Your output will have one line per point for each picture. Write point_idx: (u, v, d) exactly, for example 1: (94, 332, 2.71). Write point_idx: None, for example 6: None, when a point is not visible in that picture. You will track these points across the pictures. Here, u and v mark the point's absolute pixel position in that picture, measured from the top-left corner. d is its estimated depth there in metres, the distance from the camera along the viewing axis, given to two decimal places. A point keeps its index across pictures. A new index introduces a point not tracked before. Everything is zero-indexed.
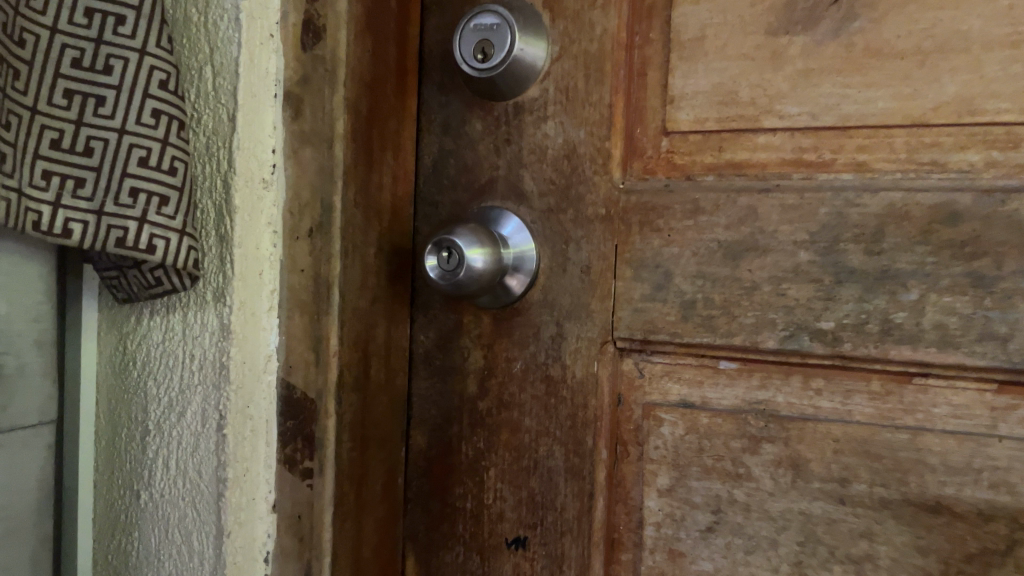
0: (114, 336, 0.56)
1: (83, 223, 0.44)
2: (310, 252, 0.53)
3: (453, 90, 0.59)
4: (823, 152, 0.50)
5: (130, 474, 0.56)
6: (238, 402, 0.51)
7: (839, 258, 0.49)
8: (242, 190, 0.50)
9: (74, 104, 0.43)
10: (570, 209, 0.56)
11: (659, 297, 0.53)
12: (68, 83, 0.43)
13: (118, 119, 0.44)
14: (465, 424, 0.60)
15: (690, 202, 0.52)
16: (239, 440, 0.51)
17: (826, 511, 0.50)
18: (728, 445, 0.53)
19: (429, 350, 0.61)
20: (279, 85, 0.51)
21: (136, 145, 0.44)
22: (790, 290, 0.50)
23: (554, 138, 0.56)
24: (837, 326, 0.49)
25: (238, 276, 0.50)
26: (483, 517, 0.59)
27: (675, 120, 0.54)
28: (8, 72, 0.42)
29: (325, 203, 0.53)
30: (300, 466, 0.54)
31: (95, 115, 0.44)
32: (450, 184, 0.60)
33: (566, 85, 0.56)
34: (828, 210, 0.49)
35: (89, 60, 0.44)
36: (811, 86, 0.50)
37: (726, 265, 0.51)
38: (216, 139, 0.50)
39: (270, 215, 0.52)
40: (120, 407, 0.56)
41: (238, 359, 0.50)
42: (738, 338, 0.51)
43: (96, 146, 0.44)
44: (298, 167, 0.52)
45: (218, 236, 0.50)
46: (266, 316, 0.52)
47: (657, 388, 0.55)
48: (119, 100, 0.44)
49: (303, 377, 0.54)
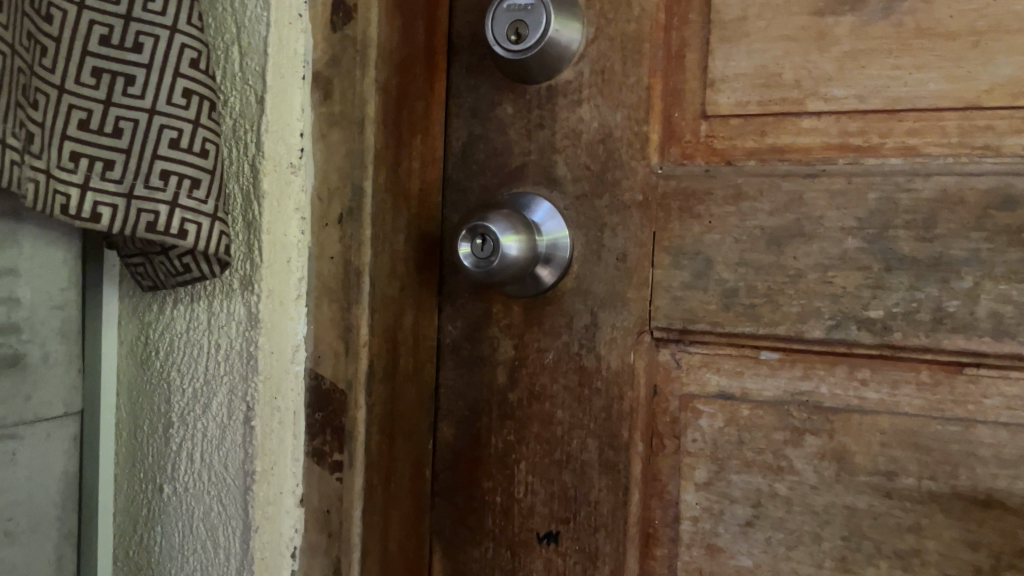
0: (135, 325, 0.54)
1: (112, 207, 0.42)
2: (340, 238, 0.51)
3: (483, 73, 0.58)
4: (870, 136, 0.49)
5: (152, 467, 0.54)
6: (266, 393, 0.49)
7: (888, 244, 0.47)
8: (271, 174, 0.49)
9: (103, 83, 0.42)
10: (605, 195, 0.54)
11: (700, 285, 0.52)
12: (96, 62, 0.42)
13: (148, 99, 0.42)
14: (494, 417, 0.58)
15: (732, 187, 0.51)
16: (266, 432, 0.50)
17: (871, 505, 0.49)
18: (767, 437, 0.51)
19: (457, 341, 0.59)
20: (307, 66, 0.51)
21: (167, 126, 0.42)
22: (837, 278, 0.48)
23: (589, 122, 0.55)
24: (887, 315, 0.47)
25: (267, 264, 0.49)
26: (513, 511, 0.57)
27: (716, 103, 0.52)
28: (36, 48, 0.41)
29: (355, 187, 0.51)
30: (329, 459, 0.52)
31: (124, 95, 0.42)
32: (479, 169, 0.58)
33: (602, 68, 0.54)
34: (877, 195, 0.47)
35: (118, 37, 0.42)
36: (859, 67, 0.49)
37: (770, 251, 0.50)
38: (243, 121, 0.49)
39: (300, 199, 0.51)
40: (142, 398, 0.54)
41: (266, 349, 0.49)
42: (782, 327, 0.50)
43: (125, 127, 0.42)
44: (326, 151, 0.51)
45: (246, 222, 0.49)
46: (294, 305, 0.51)
47: (695, 379, 0.53)
48: (149, 79, 0.42)
49: (332, 367, 0.52)
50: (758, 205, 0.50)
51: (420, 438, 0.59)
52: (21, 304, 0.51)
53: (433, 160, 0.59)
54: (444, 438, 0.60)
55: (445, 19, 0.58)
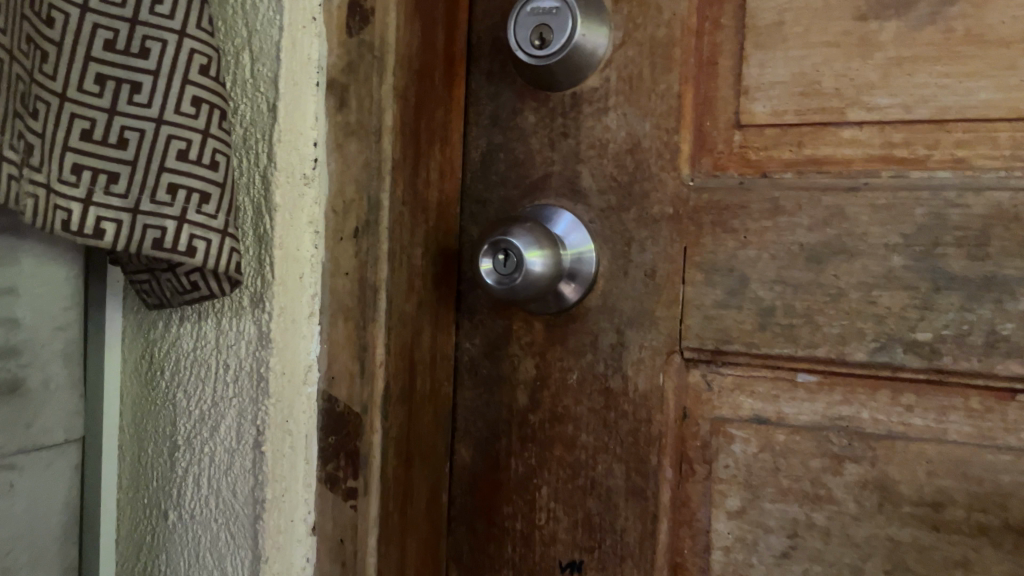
0: (140, 344, 0.52)
1: (116, 222, 0.40)
2: (355, 253, 0.49)
3: (505, 80, 0.55)
4: (916, 148, 0.46)
5: (156, 492, 0.52)
6: (277, 417, 0.47)
7: (937, 262, 0.45)
8: (283, 187, 0.46)
9: (107, 90, 0.39)
10: (633, 208, 0.52)
11: (734, 303, 0.49)
12: (100, 68, 0.39)
13: (155, 108, 0.40)
14: (514, 439, 0.55)
15: (769, 201, 0.48)
16: (277, 457, 0.47)
17: (916, 537, 0.46)
18: (805, 464, 0.48)
19: (476, 359, 0.57)
20: (320, 73, 0.48)
21: (175, 136, 0.40)
22: (881, 297, 0.46)
23: (616, 131, 0.52)
24: (935, 338, 0.45)
25: (278, 281, 0.46)
26: (534, 538, 0.55)
27: (750, 112, 0.50)
28: (36, 54, 0.39)
29: (372, 200, 0.49)
30: (343, 485, 0.49)
31: (130, 103, 0.40)
32: (499, 180, 0.56)
33: (630, 74, 0.52)
34: (925, 211, 0.45)
35: (124, 41, 0.39)
36: (904, 75, 0.46)
37: (809, 269, 0.47)
38: (253, 130, 0.47)
39: (313, 213, 0.48)
40: (147, 420, 0.52)
41: (277, 370, 0.46)
42: (822, 349, 0.47)
43: (130, 137, 0.40)
44: (342, 161, 0.48)
45: (256, 237, 0.47)
46: (307, 322, 0.48)
47: (727, 402, 0.50)
48: (156, 87, 0.40)
49: (346, 389, 0.49)
50: (796, 220, 0.48)
51: (435, 461, 0.56)
52: (21, 323, 0.48)
53: (451, 170, 0.56)
54: (460, 460, 0.58)
55: (465, 24, 0.56)
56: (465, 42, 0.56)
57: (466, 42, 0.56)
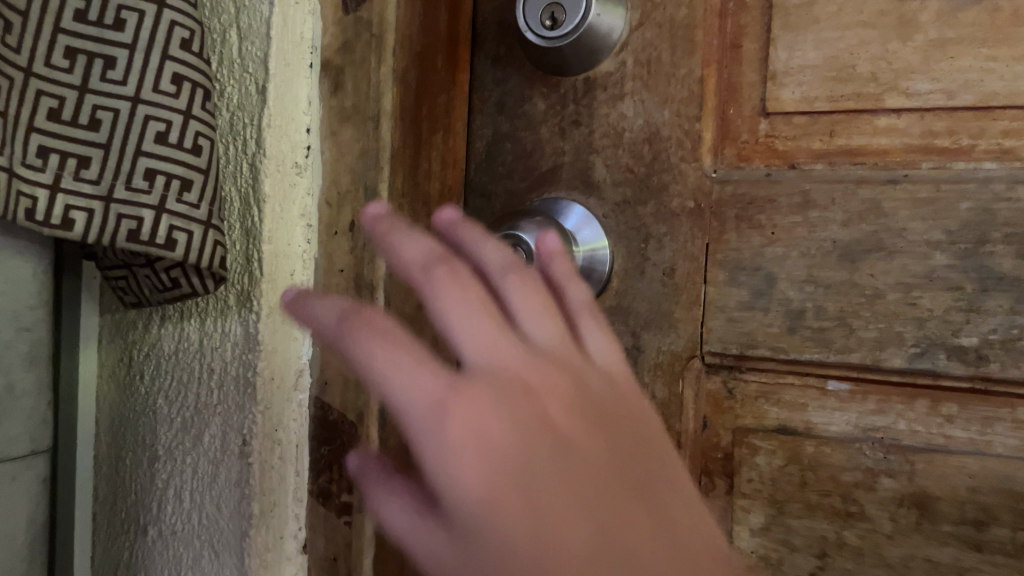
0: (118, 345, 0.48)
1: (87, 212, 0.35)
2: (351, 249, 0.45)
3: (513, 65, 0.51)
4: (960, 137, 0.42)
5: (135, 505, 0.48)
6: (266, 426, 0.43)
7: (984, 261, 0.41)
8: (274, 176, 0.42)
9: (78, 65, 0.36)
10: (650, 201, 0.48)
11: (760, 305, 0.46)
12: (70, 40, 0.36)
13: (131, 86, 0.36)
14: None
15: (798, 194, 0.45)
16: (266, 469, 0.43)
17: (957, 559, 0.42)
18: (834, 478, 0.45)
19: None
20: (314, 54, 0.45)
21: (154, 117, 0.36)
22: (922, 299, 0.42)
23: (632, 119, 0.48)
24: (982, 343, 0.41)
25: (267, 278, 0.42)
26: None
27: (778, 99, 0.46)
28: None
29: (369, 192, 0.45)
30: (336, 501, 0.46)
31: (103, 80, 0.36)
32: (506, 171, 0.52)
33: (648, 58, 0.48)
34: (971, 205, 0.41)
35: (97, 12, 0.36)
36: (946, 58, 0.42)
37: (843, 267, 0.44)
38: (241, 116, 0.42)
39: (305, 204, 0.45)
40: (126, 428, 0.48)
41: (266, 374, 0.43)
42: (856, 355, 0.44)
43: (104, 118, 0.36)
44: (336, 149, 0.45)
45: (244, 231, 0.43)
46: (298, 323, 0.45)
47: (751, 411, 0.47)
48: (132, 62, 0.36)
49: (341, 396, 0.45)
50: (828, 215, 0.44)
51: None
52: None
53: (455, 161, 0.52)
54: None
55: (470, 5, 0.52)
56: (470, 24, 0.52)
57: (471, 24, 0.53)
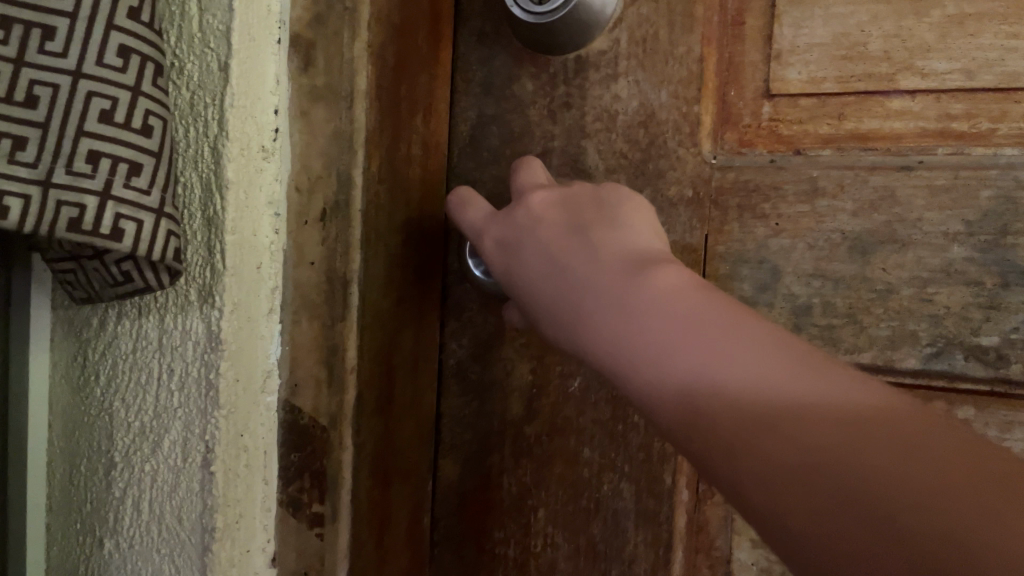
0: (72, 344, 0.45)
1: (23, 198, 0.31)
2: (324, 240, 0.41)
3: (499, 42, 0.48)
4: (980, 121, 0.40)
5: (92, 515, 0.44)
6: (230, 431, 0.38)
7: (1007, 255, 0.38)
8: (237, 160, 0.37)
9: (14, 36, 0.32)
10: (645, 189, 0.45)
11: (763, 301, 0.42)
12: (6, 9, 0.32)
13: (72, 59, 0.33)
14: (507, 454, 0.48)
15: (805, 181, 0.42)
16: (231, 479, 0.39)
17: None
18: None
19: (464, 362, 0.50)
20: (284, 28, 0.38)
21: (98, 93, 0.33)
22: (938, 295, 0.39)
23: (626, 101, 0.45)
24: (1003, 343, 0.38)
25: (231, 272, 0.37)
26: (530, 567, 0.48)
27: (784, 80, 0.43)
28: None
29: (342, 178, 0.41)
30: (307, 511, 0.42)
31: (41, 52, 0.32)
32: (492, 157, 0.48)
33: (644, 35, 0.44)
34: (992, 193, 0.38)
35: None
36: (966, 36, 0.39)
37: (853, 261, 0.41)
38: (203, 94, 0.37)
39: (273, 191, 0.39)
40: (80, 433, 0.44)
41: (230, 377, 0.38)
42: (867, 355, 0.40)
43: (42, 95, 0.32)
44: (308, 132, 0.40)
45: (205, 218, 0.37)
46: (266, 321, 0.39)
47: None
48: (74, 34, 0.33)
49: (312, 400, 0.41)
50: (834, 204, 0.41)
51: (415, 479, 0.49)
52: None
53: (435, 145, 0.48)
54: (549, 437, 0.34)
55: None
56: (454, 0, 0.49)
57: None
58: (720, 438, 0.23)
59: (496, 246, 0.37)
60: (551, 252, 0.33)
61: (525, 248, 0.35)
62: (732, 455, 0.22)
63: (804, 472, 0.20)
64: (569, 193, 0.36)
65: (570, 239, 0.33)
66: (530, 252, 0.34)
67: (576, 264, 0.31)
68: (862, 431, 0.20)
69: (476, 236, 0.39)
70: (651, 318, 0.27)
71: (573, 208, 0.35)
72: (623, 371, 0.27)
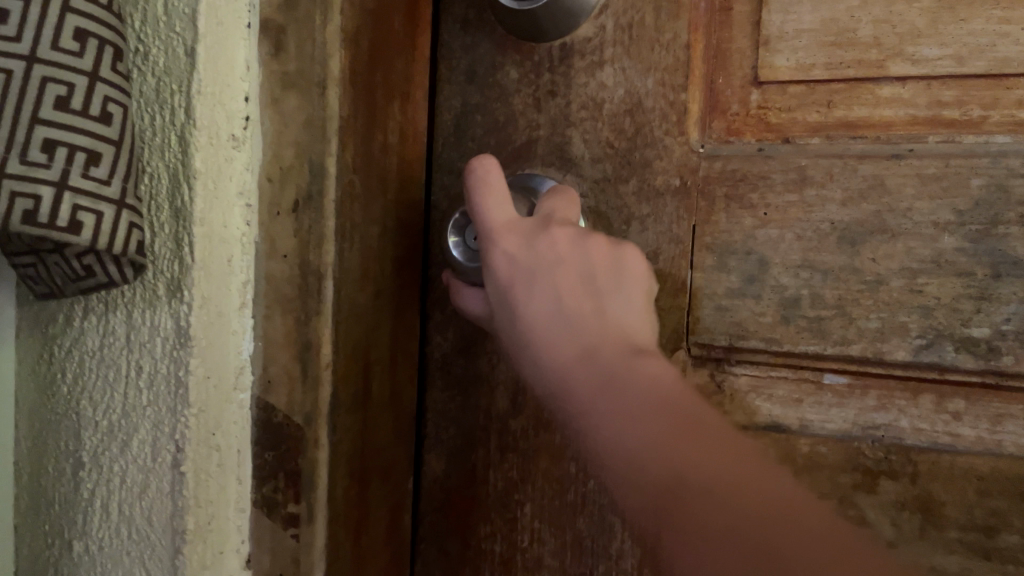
0: (36, 344, 0.44)
1: None
2: (297, 231, 0.40)
3: (483, 29, 0.47)
4: (970, 108, 0.39)
5: (60, 517, 0.44)
6: (200, 431, 0.38)
7: (997, 244, 0.37)
8: (206, 148, 0.37)
9: None
10: (632, 179, 0.44)
11: (751, 292, 0.42)
12: None
13: (25, 42, 0.31)
14: (493, 448, 0.48)
15: (794, 170, 0.41)
16: (201, 479, 0.38)
17: (964, 567, 0.39)
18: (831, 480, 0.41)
19: (448, 355, 0.49)
20: (254, 13, 0.39)
21: (53, 78, 0.32)
22: (928, 286, 0.38)
23: (612, 88, 0.44)
24: (994, 334, 0.37)
25: (200, 264, 0.37)
26: (516, 563, 0.47)
27: (772, 67, 0.42)
28: None
29: (315, 165, 0.40)
30: (283, 511, 0.41)
31: None
32: (476, 147, 0.47)
33: (630, 21, 0.44)
34: (982, 181, 0.38)
35: None
36: (956, 22, 0.39)
37: (842, 251, 0.40)
38: (168, 82, 0.36)
39: (244, 181, 0.39)
40: (47, 433, 0.44)
41: (199, 374, 0.38)
42: (856, 347, 0.40)
43: None
44: (278, 120, 0.40)
45: (173, 211, 0.37)
46: (237, 315, 0.40)
47: (740, 407, 0.44)
48: (27, 15, 0.31)
49: (287, 396, 0.41)
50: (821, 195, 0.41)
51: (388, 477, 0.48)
52: None
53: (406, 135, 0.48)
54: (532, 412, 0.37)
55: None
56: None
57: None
58: (707, 515, 0.29)
59: (507, 262, 0.39)
60: (571, 310, 0.37)
61: (539, 278, 0.38)
62: (731, 564, 0.28)
63: (776, 570, 0.27)
64: (588, 243, 0.39)
65: (592, 309, 0.37)
66: (543, 296, 0.38)
67: (592, 345, 0.36)
68: (769, 512, 0.28)
69: (481, 236, 0.40)
70: (664, 425, 0.31)
71: (588, 267, 0.38)
72: (632, 442, 0.31)
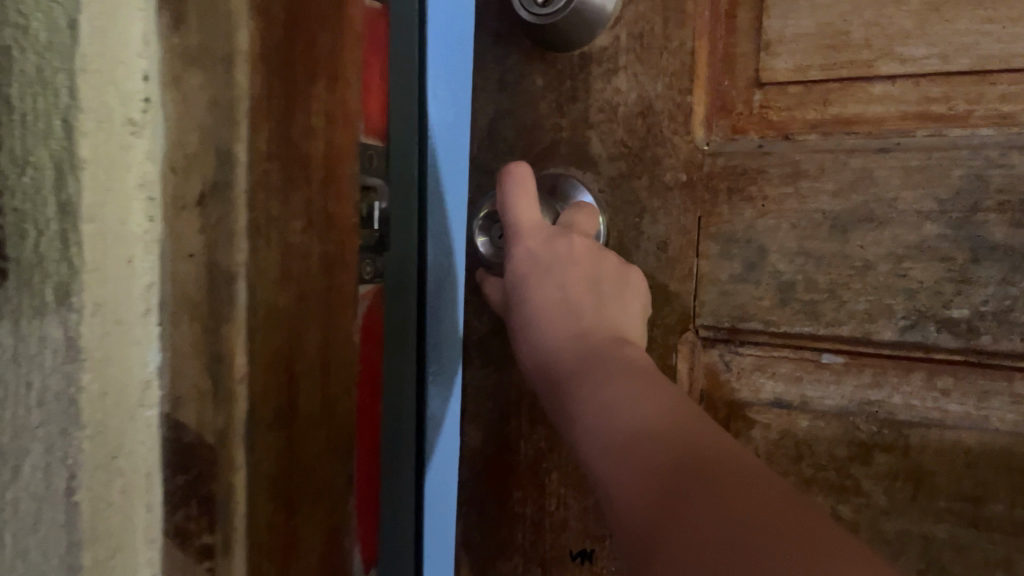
0: None
1: None
2: (202, 227, 0.31)
3: (512, 42, 0.52)
4: (956, 104, 0.41)
5: None
6: (99, 453, 0.31)
7: (977, 230, 0.40)
8: (93, 134, 0.30)
9: None
10: (645, 175, 0.48)
11: (751, 278, 0.45)
12: None
13: None
14: (524, 422, 0.52)
15: (789, 164, 0.44)
16: (101, 512, 0.32)
17: (953, 534, 0.42)
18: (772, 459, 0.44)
19: (485, 337, 0.54)
20: None
21: None
22: (912, 270, 0.41)
23: (626, 93, 0.48)
24: (973, 315, 0.40)
25: (90, 267, 0.30)
26: (545, 525, 0.52)
27: (771, 69, 0.45)
28: None
29: (221, 149, 0.31)
30: (195, 543, 0.33)
31: None
32: (507, 148, 0.52)
33: (642, 31, 0.48)
34: (963, 171, 0.40)
35: None
36: (941, 22, 0.41)
37: (833, 239, 0.43)
38: (51, 58, 0.28)
39: (144, 169, 0.32)
40: None
41: (94, 391, 0.31)
42: (847, 328, 0.43)
43: None
44: (182, 105, 0.31)
45: (57, 202, 0.29)
46: (141, 323, 0.32)
47: (747, 384, 0.47)
48: None
49: (197, 415, 0.32)
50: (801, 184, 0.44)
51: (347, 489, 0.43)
52: None
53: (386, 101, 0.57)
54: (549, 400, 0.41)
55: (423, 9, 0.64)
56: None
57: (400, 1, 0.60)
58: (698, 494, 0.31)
59: (527, 261, 0.45)
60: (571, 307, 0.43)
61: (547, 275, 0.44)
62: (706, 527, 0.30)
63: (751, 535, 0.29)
64: (602, 256, 0.44)
65: (593, 310, 0.43)
66: (547, 291, 0.44)
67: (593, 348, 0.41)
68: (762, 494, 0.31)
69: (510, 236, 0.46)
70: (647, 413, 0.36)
71: (596, 273, 0.44)
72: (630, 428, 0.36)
